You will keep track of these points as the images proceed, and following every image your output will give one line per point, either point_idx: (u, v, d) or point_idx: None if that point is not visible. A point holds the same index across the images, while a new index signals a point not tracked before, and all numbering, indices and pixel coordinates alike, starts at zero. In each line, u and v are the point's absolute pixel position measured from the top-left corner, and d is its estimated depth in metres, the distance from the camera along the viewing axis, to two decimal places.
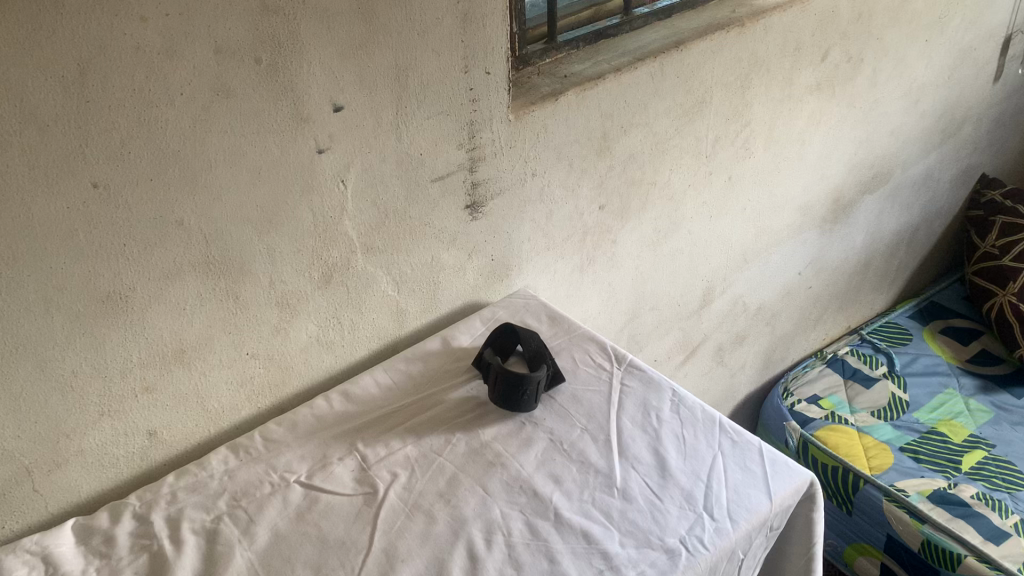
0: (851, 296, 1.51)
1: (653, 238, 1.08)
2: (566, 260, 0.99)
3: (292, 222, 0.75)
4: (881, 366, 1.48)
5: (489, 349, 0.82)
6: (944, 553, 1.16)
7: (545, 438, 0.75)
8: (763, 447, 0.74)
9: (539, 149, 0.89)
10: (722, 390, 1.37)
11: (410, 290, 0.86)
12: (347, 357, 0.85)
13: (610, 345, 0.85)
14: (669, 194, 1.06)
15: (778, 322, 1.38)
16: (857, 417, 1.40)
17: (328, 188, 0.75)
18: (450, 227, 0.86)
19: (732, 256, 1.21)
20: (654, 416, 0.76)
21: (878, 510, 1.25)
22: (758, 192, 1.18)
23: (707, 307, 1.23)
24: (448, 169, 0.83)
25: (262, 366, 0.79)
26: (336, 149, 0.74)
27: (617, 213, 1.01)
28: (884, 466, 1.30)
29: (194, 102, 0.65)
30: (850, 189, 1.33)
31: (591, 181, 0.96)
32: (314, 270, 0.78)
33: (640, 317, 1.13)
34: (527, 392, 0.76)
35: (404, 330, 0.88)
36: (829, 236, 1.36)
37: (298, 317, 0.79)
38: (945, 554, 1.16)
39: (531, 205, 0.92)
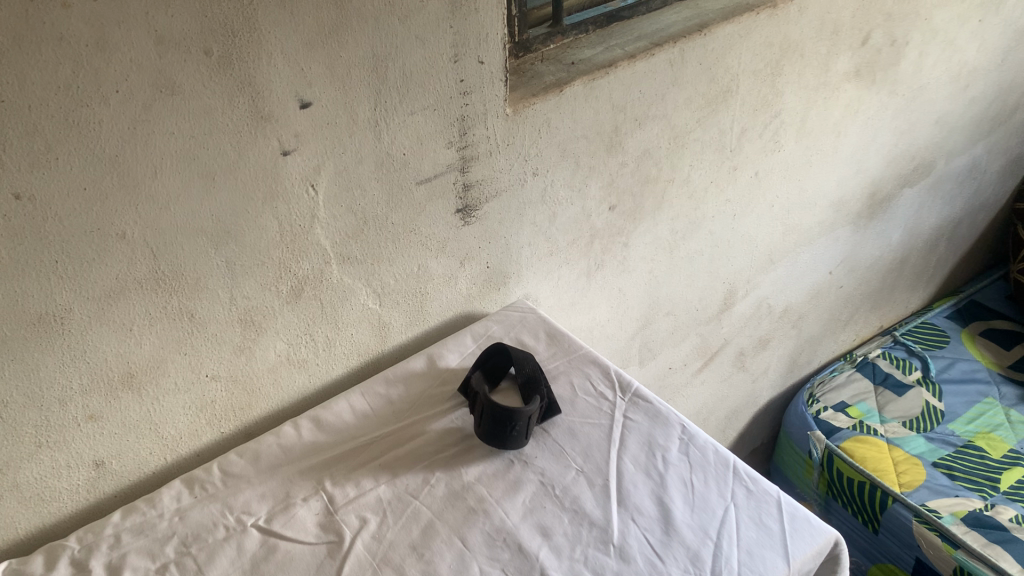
0: (884, 296, 1.41)
1: (669, 240, 0.98)
2: (572, 265, 0.90)
3: (255, 232, 0.66)
4: (915, 371, 1.38)
5: (478, 373, 0.74)
6: None
7: (535, 481, 0.66)
8: (782, 498, 0.65)
9: (540, 146, 0.80)
10: (741, 397, 1.28)
11: (393, 302, 0.78)
12: (322, 376, 0.77)
13: (614, 370, 0.76)
14: (688, 191, 0.96)
15: (804, 324, 1.28)
16: (887, 427, 1.30)
17: (295, 193, 0.67)
18: (438, 233, 0.77)
19: (756, 257, 1.11)
20: (659, 458, 0.68)
21: (907, 531, 1.15)
22: (786, 188, 1.07)
23: (729, 311, 1.13)
24: (436, 170, 0.74)
25: (224, 389, 0.72)
26: (303, 150, 0.65)
27: (629, 214, 0.92)
28: (916, 483, 1.21)
29: (133, 101, 0.56)
30: (888, 183, 1.22)
31: (600, 179, 0.87)
32: (281, 284, 0.70)
33: (654, 323, 1.04)
34: (517, 426, 0.67)
35: (387, 345, 0.80)
36: (864, 233, 1.26)
37: (264, 335, 0.71)
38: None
39: (531, 208, 0.83)
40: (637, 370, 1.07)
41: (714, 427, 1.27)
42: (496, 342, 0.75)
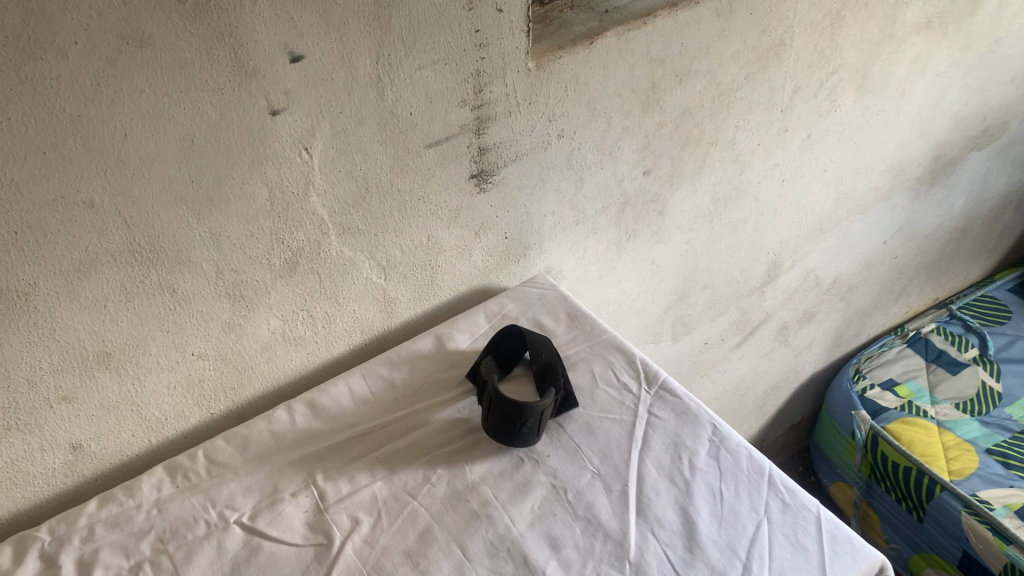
0: (942, 266, 1.31)
1: (709, 209, 0.90)
2: (600, 235, 0.83)
3: (242, 200, 0.60)
4: (972, 349, 1.29)
5: (489, 359, 0.67)
6: None
7: (546, 484, 0.60)
8: (822, 513, 0.58)
9: (567, 105, 0.71)
10: (781, 372, 1.20)
11: (400, 276, 0.71)
12: (322, 354, 0.71)
13: (640, 359, 0.69)
14: (733, 155, 0.87)
15: (854, 297, 1.20)
16: (938, 409, 1.21)
17: (287, 156, 0.60)
18: (450, 201, 0.70)
19: (805, 226, 1.02)
20: (686, 463, 0.61)
21: (954, 522, 1.08)
22: (841, 151, 0.98)
23: (772, 283, 1.05)
24: (448, 131, 0.66)
25: (213, 368, 0.66)
26: (295, 109, 0.58)
27: (665, 179, 0.84)
28: (966, 471, 1.12)
29: (96, 54, 0.49)
30: (954, 146, 1.12)
31: (634, 141, 0.78)
32: (273, 257, 0.63)
33: (690, 297, 0.97)
34: (527, 424, 0.61)
35: (393, 321, 0.74)
36: (924, 199, 1.16)
37: (256, 311, 0.65)
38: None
39: (556, 173, 0.75)
40: (670, 345, 1.00)
41: (750, 403, 1.20)
42: (510, 325, 0.68)
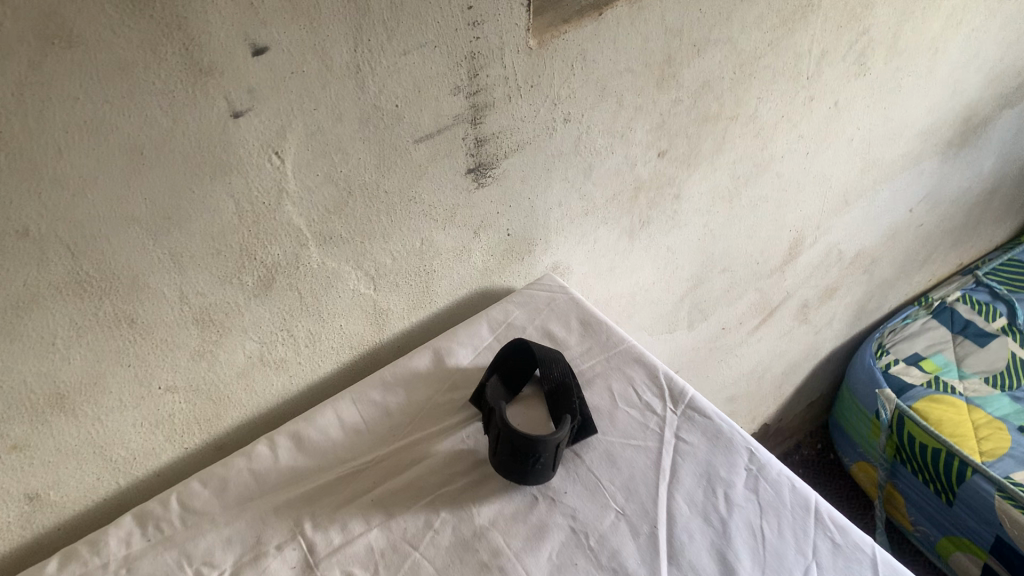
0: (968, 231, 1.24)
1: (730, 188, 0.82)
2: (611, 225, 0.75)
3: (205, 215, 0.51)
4: (1000, 318, 1.21)
5: (495, 378, 0.60)
6: None
7: (564, 528, 0.53)
8: (878, 555, 0.51)
9: (574, 85, 0.63)
10: (800, 351, 1.14)
11: (391, 285, 0.64)
12: (306, 375, 0.64)
13: (664, 372, 0.61)
14: (755, 129, 0.79)
15: (877, 268, 1.12)
16: (967, 385, 1.15)
17: (255, 163, 0.51)
18: (444, 200, 0.62)
19: (830, 199, 0.94)
20: (721, 497, 0.54)
21: (987, 506, 1.02)
22: (869, 118, 0.90)
23: (793, 261, 0.97)
24: (440, 123, 0.58)
25: (184, 400, 0.58)
26: (261, 109, 0.50)
27: (681, 160, 0.75)
28: (998, 452, 1.06)
29: (14, 58, 0.40)
30: (986, 105, 1.03)
31: (647, 121, 0.70)
32: (245, 275, 0.56)
33: (707, 282, 0.89)
34: (541, 459, 0.53)
35: (384, 334, 0.66)
36: (952, 163, 1.07)
37: (229, 335, 0.57)
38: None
39: (562, 161, 0.67)
40: (686, 334, 0.93)
41: (768, 384, 1.14)
42: (517, 338, 0.61)
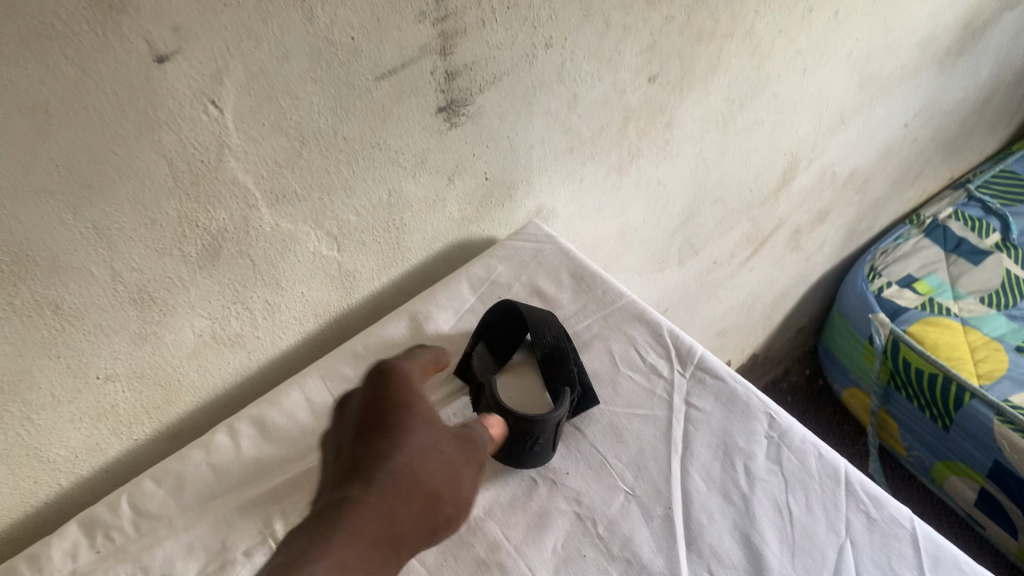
0: (959, 143, 1.18)
1: (723, 112, 0.75)
2: (598, 161, 0.68)
3: (133, 179, 0.43)
4: (993, 234, 1.19)
5: (481, 347, 0.55)
6: None
7: (569, 514, 0.47)
8: (917, 528, 0.46)
9: (556, 5, 0.54)
10: (789, 278, 1.09)
11: (356, 244, 0.56)
12: (268, 350, 0.57)
13: (668, 329, 0.56)
14: (752, 46, 0.71)
15: (869, 188, 1.07)
16: (962, 305, 1.12)
17: (189, 115, 0.43)
18: (413, 144, 0.54)
19: (826, 119, 0.87)
20: (740, 471, 0.48)
21: (986, 431, 0.99)
22: (870, 28, 0.82)
23: (788, 186, 0.91)
24: (404, 57, 0.49)
25: (128, 389, 0.51)
26: (191, 51, 0.41)
27: (673, 85, 0.68)
28: (996, 374, 1.03)
29: None
30: (988, 9, 0.96)
31: (637, 42, 0.62)
32: (188, 245, 0.48)
33: (699, 215, 0.83)
34: (539, 442, 0.48)
35: (353, 298, 0.60)
36: (950, 73, 1.01)
37: (174, 314, 0.50)
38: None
39: (545, 93, 0.59)
40: (676, 271, 0.87)
41: (757, 314, 1.09)
42: (504, 300, 0.55)
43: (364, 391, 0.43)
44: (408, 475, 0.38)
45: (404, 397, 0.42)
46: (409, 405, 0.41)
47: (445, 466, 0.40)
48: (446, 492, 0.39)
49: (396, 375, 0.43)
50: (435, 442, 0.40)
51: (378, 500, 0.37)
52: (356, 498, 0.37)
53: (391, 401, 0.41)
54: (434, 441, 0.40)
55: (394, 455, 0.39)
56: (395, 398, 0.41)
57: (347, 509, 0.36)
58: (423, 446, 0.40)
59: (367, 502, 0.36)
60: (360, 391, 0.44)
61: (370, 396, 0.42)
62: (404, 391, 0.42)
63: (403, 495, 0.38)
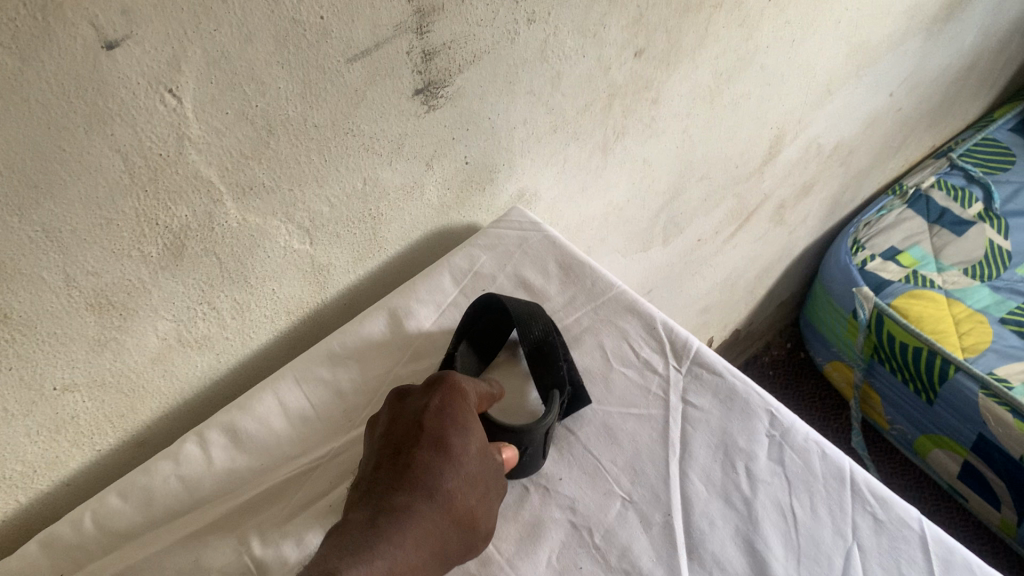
0: (941, 112, 1.17)
1: (710, 86, 0.71)
2: (583, 142, 0.65)
3: (85, 177, 0.39)
4: (976, 204, 1.19)
5: (462, 346, 0.52)
6: None
7: (563, 523, 0.45)
8: (927, 529, 0.43)
9: None
10: (772, 252, 1.07)
11: (330, 237, 0.53)
12: (238, 351, 0.54)
13: (662, 322, 0.54)
14: (741, 18, 0.68)
15: (853, 159, 1.04)
16: (946, 277, 1.12)
17: (145, 104, 0.39)
18: (390, 129, 0.51)
19: (812, 91, 0.85)
20: (742, 473, 0.46)
21: (970, 404, 0.98)
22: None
23: (773, 160, 0.89)
24: (377, 36, 0.46)
25: (89, 399, 0.48)
26: (143, 35, 0.37)
27: (661, 58, 0.64)
28: (980, 347, 1.03)
29: None
30: None
31: (624, 15, 0.58)
32: (148, 245, 0.44)
33: (684, 193, 0.80)
34: (528, 449, 0.45)
35: (328, 293, 0.56)
36: (936, 40, 0.98)
37: (135, 318, 0.46)
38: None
39: (527, 72, 0.56)
40: (661, 251, 0.85)
41: (740, 289, 1.07)
42: (485, 296, 0.52)
43: (425, 395, 0.43)
44: (458, 501, 0.39)
45: (466, 409, 0.43)
46: (470, 422, 0.42)
47: (485, 492, 0.41)
48: (482, 519, 0.41)
49: (458, 385, 0.44)
50: (484, 468, 0.41)
51: (432, 519, 0.38)
52: (414, 509, 0.38)
53: (454, 413, 0.42)
54: (485, 466, 0.41)
55: (450, 476, 0.40)
56: (457, 411, 0.42)
57: (405, 517, 0.38)
58: (476, 469, 0.41)
59: (422, 517, 0.38)
60: (417, 395, 0.44)
61: (433, 402, 0.43)
62: (463, 412, 0.42)
63: (452, 518, 0.39)
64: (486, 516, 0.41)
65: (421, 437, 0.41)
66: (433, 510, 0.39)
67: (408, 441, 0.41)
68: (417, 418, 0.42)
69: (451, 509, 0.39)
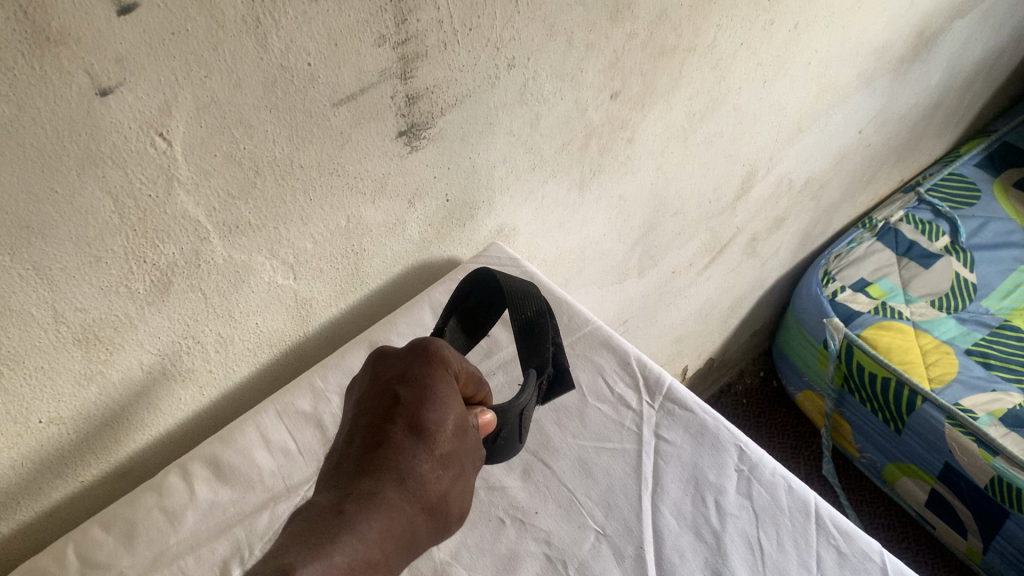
0: (909, 147, 1.20)
1: (684, 126, 0.73)
2: (561, 179, 0.67)
3: (76, 217, 0.40)
4: (943, 237, 1.23)
5: (453, 322, 0.54)
6: (1015, 493, 0.92)
7: (538, 556, 0.46)
8: (887, 561, 0.45)
9: (518, 25, 0.53)
10: (745, 283, 1.09)
11: (313, 271, 0.54)
12: (220, 384, 0.55)
13: (635, 358, 0.56)
14: (713, 60, 0.70)
15: (824, 193, 1.07)
16: (913, 309, 1.15)
17: (136, 147, 0.40)
18: (373, 169, 0.52)
19: (783, 129, 0.87)
20: (711, 507, 0.48)
21: (937, 434, 1.01)
22: (828, 38, 0.82)
23: (746, 195, 0.91)
24: (363, 82, 0.47)
25: (74, 431, 0.49)
26: (135, 83, 0.38)
27: (637, 99, 0.66)
28: (946, 378, 1.05)
29: None
30: (940, 17, 0.97)
31: (600, 59, 0.60)
32: (134, 282, 0.45)
33: (659, 226, 0.82)
34: (501, 434, 0.47)
35: (310, 326, 0.58)
36: (903, 79, 1.01)
37: (121, 352, 0.47)
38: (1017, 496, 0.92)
39: (507, 113, 0.57)
40: (636, 282, 0.86)
41: (714, 319, 1.09)
42: (478, 272, 0.54)
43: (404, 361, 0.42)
44: (430, 486, 0.38)
45: (445, 382, 0.41)
46: (448, 398, 0.40)
47: (459, 471, 0.40)
48: (454, 501, 0.40)
49: (439, 355, 0.43)
50: (459, 446, 0.40)
51: (400, 508, 0.37)
52: (382, 496, 0.36)
53: (431, 386, 0.40)
54: (461, 445, 0.40)
55: (422, 459, 0.38)
56: (436, 383, 0.41)
57: (372, 506, 0.36)
58: (451, 449, 0.39)
59: (390, 506, 0.36)
60: (400, 359, 0.43)
61: (411, 373, 0.41)
62: (439, 387, 0.41)
63: (420, 504, 0.38)
64: (458, 496, 0.40)
65: (396, 413, 0.40)
66: (402, 497, 0.37)
67: (382, 414, 0.40)
68: (394, 387, 0.41)
69: (421, 494, 0.38)
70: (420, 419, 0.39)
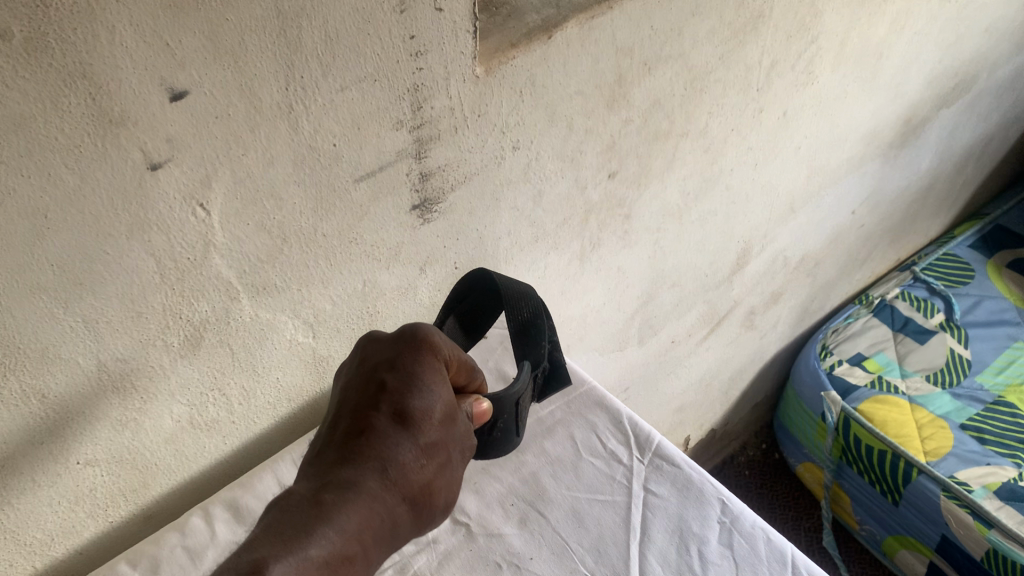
0: (902, 227, 1.25)
1: (678, 204, 0.79)
2: (562, 251, 0.72)
3: (123, 276, 0.46)
4: (937, 314, 1.27)
5: (451, 320, 0.62)
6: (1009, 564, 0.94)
7: None
8: None
9: (522, 112, 0.58)
10: (745, 355, 1.13)
11: (331, 331, 0.59)
12: (240, 433, 0.59)
13: (626, 417, 0.60)
14: (705, 144, 0.76)
15: (819, 270, 1.12)
16: (909, 383, 1.19)
17: (178, 215, 0.46)
18: (389, 239, 0.57)
19: (776, 208, 0.92)
20: (695, 556, 0.51)
21: (932, 506, 1.03)
22: (816, 126, 0.88)
23: (740, 271, 0.96)
24: (382, 160, 0.53)
25: (107, 473, 0.53)
26: (182, 158, 0.44)
27: (632, 179, 0.72)
28: (941, 451, 1.08)
29: None
30: (925, 107, 1.03)
31: (598, 142, 0.66)
32: (170, 335, 0.50)
33: (657, 298, 0.87)
34: (498, 425, 0.54)
35: (325, 382, 0.62)
36: (893, 163, 1.07)
37: (154, 402, 0.52)
38: (1010, 565, 0.94)
39: (511, 189, 0.63)
40: (636, 350, 0.91)
41: (714, 390, 1.13)
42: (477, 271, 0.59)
43: (393, 347, 0.47)
44: (412, 476, 0.43)
45: (432, 368, 0.46)
46: (435, 387, 0.45)
47: (445, 459, 0.45)
48: (439, 492, 0.45)
49: (428, 342, 0.47)
50: (445, 435, 0.45)
51: (379, 498, 0.42)
52: (361, 487, 0.42)
53: (418, 373, 0.45)
54: (446, 432, 0.45)
55: (406, 448, 0.43)
56: (421, 371, 0.45)
57: (350, 494, 0.41)
58: (436, 438, 0.44)
59: (370, 497, 0.42)
60: (388, 344, 0.47)
61: (399, 359, 0.46)
62: (425, 373, 0.45)
63: (402, 494, 0.43)
64: (444, 487, 0.45)
65: (381, 401, 0.44)
66: (383, 489, 0.42)
67: (368, 401, 0.45)
68: (381, 373, 0.46)
69: (403, 485, 0.43)
70: (407, 405, 0.44)
